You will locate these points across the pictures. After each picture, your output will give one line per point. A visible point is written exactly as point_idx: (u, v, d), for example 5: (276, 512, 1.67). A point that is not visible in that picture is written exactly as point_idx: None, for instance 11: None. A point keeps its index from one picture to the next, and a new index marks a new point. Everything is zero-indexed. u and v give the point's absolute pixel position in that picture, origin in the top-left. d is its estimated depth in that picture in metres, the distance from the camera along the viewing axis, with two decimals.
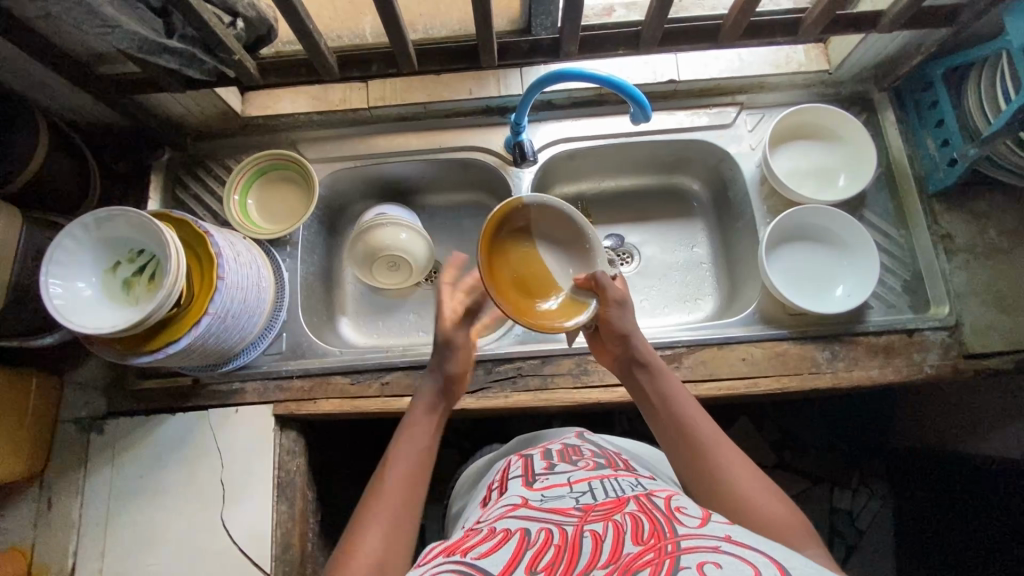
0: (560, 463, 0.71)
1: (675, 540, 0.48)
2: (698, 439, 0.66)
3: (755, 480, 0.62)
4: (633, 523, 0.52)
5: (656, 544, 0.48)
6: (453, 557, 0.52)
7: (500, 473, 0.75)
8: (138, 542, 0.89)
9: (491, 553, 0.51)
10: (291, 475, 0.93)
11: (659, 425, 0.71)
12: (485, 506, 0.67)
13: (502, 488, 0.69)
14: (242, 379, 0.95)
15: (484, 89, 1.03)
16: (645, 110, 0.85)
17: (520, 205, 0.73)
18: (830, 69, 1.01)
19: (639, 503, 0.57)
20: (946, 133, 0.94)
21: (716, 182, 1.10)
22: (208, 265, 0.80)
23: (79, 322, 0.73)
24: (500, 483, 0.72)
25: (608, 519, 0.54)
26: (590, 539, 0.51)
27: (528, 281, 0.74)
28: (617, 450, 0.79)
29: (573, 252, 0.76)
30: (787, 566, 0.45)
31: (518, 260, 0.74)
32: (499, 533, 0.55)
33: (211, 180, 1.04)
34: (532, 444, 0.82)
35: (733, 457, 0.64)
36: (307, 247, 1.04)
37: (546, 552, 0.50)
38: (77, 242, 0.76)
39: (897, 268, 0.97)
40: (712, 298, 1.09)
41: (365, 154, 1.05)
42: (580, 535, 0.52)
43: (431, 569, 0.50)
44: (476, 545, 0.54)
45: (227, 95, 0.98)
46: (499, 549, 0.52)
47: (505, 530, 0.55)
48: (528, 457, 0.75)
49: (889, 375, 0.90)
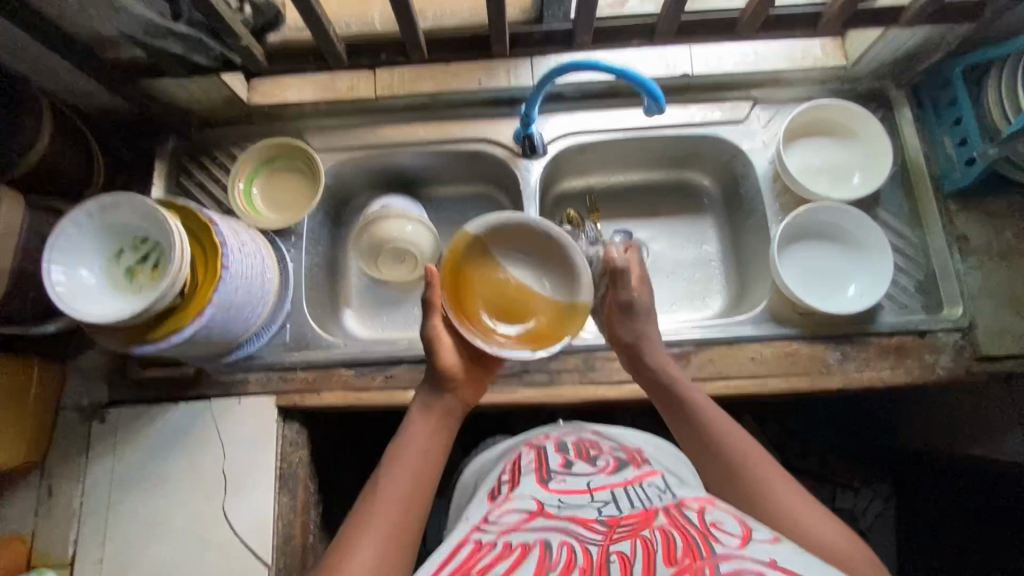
0: (577, 462, 0.70)
1: (712, 563, 0.48)
2: (731, 458, 0.68)
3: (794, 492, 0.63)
4: (664, 540, 0.51)
5: (690, 564, 0.48)
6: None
7: (511, 464, 0.74)
8: (139, 531, 0.89)
9: (512, 573, 0.51)
10: (293, 467, 0.92)
11: (689, 445, 0.72)
12: (494, 500, 0.66)
13: (514, 481, 0.68)
14: (244, 370, 0.94)
15: (493, 79, 0.99)
16: (659, 103, 0.83)
17: (468, 237, 0.75)
18: (848, 65, 0.98)
19: (669, 517, 0.56)
20: (964, 132, 0.92)
21: (727, 178, 1.08)
22: (214, 257, 0.79)
23: (81, 308, 0.72)
24: (511, 476, 0.71)
25: (635, 535, 0.53)
26: (617, 561, 0.51)
27: (509, 304, 0.76)
28: (638, 448, 0.78)
29: (541, 263, 0.76)
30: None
31: (487, 285, 0.76)
32: (518, 549, 0.54)
33: (216, 168, 1.03)
34: (548, 433, 0.81)
35: (769, 470, 0.66)
36: (311, 238, 1.03)
37: (570, 574, 0.50)
38: (80, 227, 0.74)
39: (910, 268, 0.95)
40: (721, 295, 1.07)
41: (372, 144, 1.04)
42: (606, 557, 0.51)
43: None
44: (493, 563, 0.52)
45: (232, 81, 0.95)
46: (520, 564, 0.52)
47: (523, 544, 0.54)
48: (541, 449, 0.75)
49: (900, 376, 0.89)
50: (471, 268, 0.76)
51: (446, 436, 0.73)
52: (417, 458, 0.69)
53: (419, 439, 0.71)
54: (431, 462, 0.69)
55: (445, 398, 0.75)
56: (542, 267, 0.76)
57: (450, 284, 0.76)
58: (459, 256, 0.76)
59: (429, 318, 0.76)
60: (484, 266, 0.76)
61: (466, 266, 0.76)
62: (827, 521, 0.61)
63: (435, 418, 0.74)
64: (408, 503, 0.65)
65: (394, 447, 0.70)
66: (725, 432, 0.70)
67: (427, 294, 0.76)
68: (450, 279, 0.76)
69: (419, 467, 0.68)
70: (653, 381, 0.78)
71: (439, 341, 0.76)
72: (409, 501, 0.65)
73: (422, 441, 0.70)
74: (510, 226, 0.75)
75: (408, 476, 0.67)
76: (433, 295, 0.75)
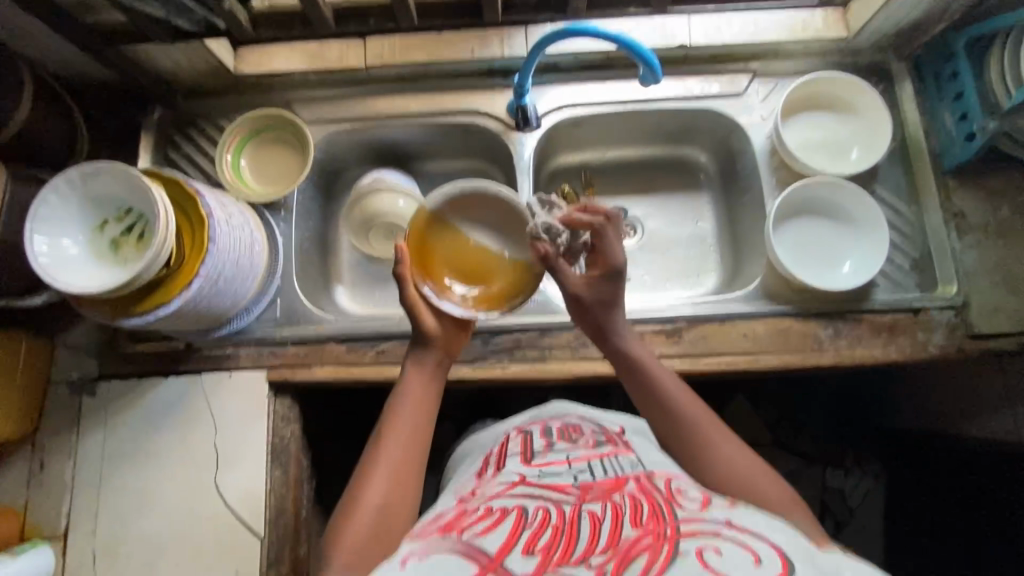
0: (559, 441, 0.71)
1: (673, 525, 0.51)
2: (703, 447, 0.65)
3: (766, 481, 0.63)
4: (632, 504, 0.55)
5: (655, 528, 0.51)
6: (448, 536, 0.54)
7: (499, 445, 0.75)
8: (132, 503, 0.89)
9: (488, 533, 0.53)
10: (285, 442, 0.92)
11: (660, 432, 0.69)
12: (481, 478, 0.67)
13: (498, 462, 0.69)
14: (235, 344, 0.94)
15: (487, 49, 0.98)
16: (655, 73, 0.82)
17: (429, 210, 0.70)
18: (848, 37, 0.96)
19: (638, 483, 0.59)
20: (965, 107, 0.90)
21: (724, 153, 1.07)
22: (201, 229, 0.78)
23: (66, 280, 0.71)
24: (497, 459, 0.71)
25: (607, 499, 0.56)
26: (587, 519, 0.53)
27: (471, 271, 0.71)
28: (619, 429, 0.78)
29: (507, 230, 0.70)
30: (791, 559, 0.48)
31: (451, 253, 0.71)
32: (496, 512, 0.56)
33: (204, 140, 1.01)
34: (538, 417, 0.81)
35: (742, 462, 0.64)
36: (301, 213, 1.01)
37: (543, 533, 0.52)
38: (61, 196, 0.73)
39: (906, 246, 0.95)
40: (715, 273, 1.07)
41: (362, 117, 1.02)
42: (578, 514, 0.54)
43: (426, 548, 0.52)
44: (472, 524, 0.55)
45: (219, 49, 0.93)
46: (496, 526, 0.54)
47: (501, 509, 0.57)
48: (527, 434, 0.75)
49: (893, 354, 0.89)
50: (434, 237, 0.70)
51: (439, 382, 0.74)
52: (411, 416, 0.69)
53: (414, 388, 0.71)
54: (429, 405, 0.71)
55: (434, 353, 0.74)
56: (509, 234, 0.70)
57: (417, 254, 0.71)
58: (425, 224, 0.70)
59: (402, 289, 0.71)
60: (447, 234, 0.70)
61: (428, 237, 0.71)
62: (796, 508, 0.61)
63: (427, 370, 0.73)
64: (410, 447, 0.67)
65: (392, 395, 0.71)
66: (699, 419, 0.67)
67: (396, 269, 0.70)
68: (418, 250, 0.71)
69: (416, 409, 0.69)
70: (624, 361, 0.72)
71: (418, 307, 0.73)
72: (410, 444, 0.67)
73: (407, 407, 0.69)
74: (473, 194, 0.70)
75: (408, 422, 0.68)
76: (404, 270, 0.70)
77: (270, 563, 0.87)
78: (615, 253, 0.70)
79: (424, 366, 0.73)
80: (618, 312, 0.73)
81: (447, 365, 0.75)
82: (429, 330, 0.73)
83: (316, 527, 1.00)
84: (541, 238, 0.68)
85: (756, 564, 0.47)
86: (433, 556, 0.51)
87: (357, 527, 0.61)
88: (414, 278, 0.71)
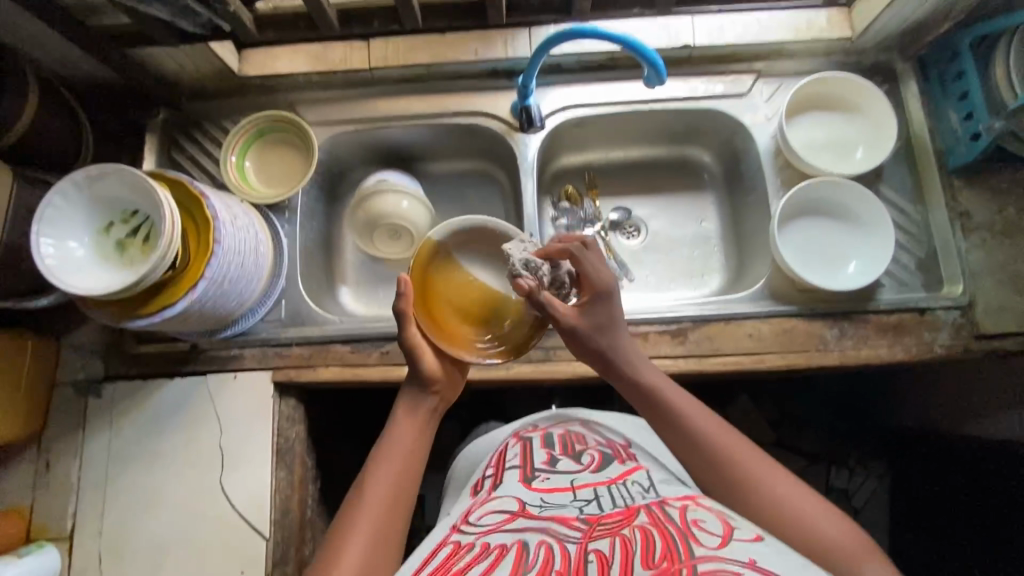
0: (562, 458, 0.71)
1: (688, 565, 0.48)
2: (713, 453, 0.65)
3: (773, 476, 0.63)
4: (643, 539, 0.53)
5: (669, 568, 0.48)
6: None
7: (497, 454, 0.76)
8: (137, 504, 0.89)
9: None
10: (290, 442, 0.92)
11: (671, 446, 0.69)
12: (477, 498, 0.68)
13: (497, 477, 0.70)
14: (240, 345, 0.94)
15: (490, 50, 0.98)
16: (659, 74, 0.82)
17: (434, 244, 0.70)
18: (853, 37, 0.96)
19: (650, 515, 0.57)
20: (970, 106, 0.90)
21: (728, 153, 1.07)
22: (205, 230, 0.78)
23: (71, 281, 0.71)
24: (498, 468, 0.72)
25: (615, 534, 0.54)
26: (595, 561, 0.51)
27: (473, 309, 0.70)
28: (625, 441, 0.78)
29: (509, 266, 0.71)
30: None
31: (454, 292, 0.70)
32: (494, 550, 0.55)
33: (209, 142, 1.01)
34: (536, 424, 0.83)
35: (749, 461, 0.64)
36: (305, 214, 1.01)
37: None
38: (68, 200, 0.73)
39: (912, 245, 0.94)
40: (719, 273, 1.06)
41: (366, 118, 1.02)
42: (584, 556, 0.52)
43: None
44: (468, 568, 0.53)
45: (223, 52, 0.93)
46: (497, 565, 0.53)
47: (500, 546, 0.55)
48: (528, 442, 0.76)
49: (899, 354, 0.89)
50: (436, 275, 0.70)
51: (429, 438, 0.73)
52: (399, 466, 0.68)
53: (403, 442, 0.70)
54: (415, 462, 0.69)
55: (430, 399, 0.73)
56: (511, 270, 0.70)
57: (417, 292, 0.69)
58: (424, 262, 0.70)
59: (404, 329, 0.70)
60: (450, 271, 0.70)
61: (430, 275, 0.70)
62: (806, 496, 0.62)
63: (420, 416, 0.72)
64: (392, 507, 0.65)
65: (378, 449, 0.69)
66: (706, 426, 0.67)
67: (397, 304, 0.68)
68: (417, 286, 0.69)
69: (405, 461, 0.68)
70: (628, 382, 0.72)
71: (421, 348, 0.72)
72: (392, 506, 0.65)
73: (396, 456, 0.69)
74: (473, 229, 0.70)
75: (393, 480, 0.67)
76: (406, 305, 0.68)
77: (275, 564, 0.87)
78: (598, 272, 0.70)
79: (415, 417, 0.72)
80: (614, 330, 0.72)
81: (439, 414, 0.75)
82: (430, 371, 0.72)
83: (321, 527, 1.00)
84: (520, 274, 0.66)
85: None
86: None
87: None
88: (414, 314, 0.69)
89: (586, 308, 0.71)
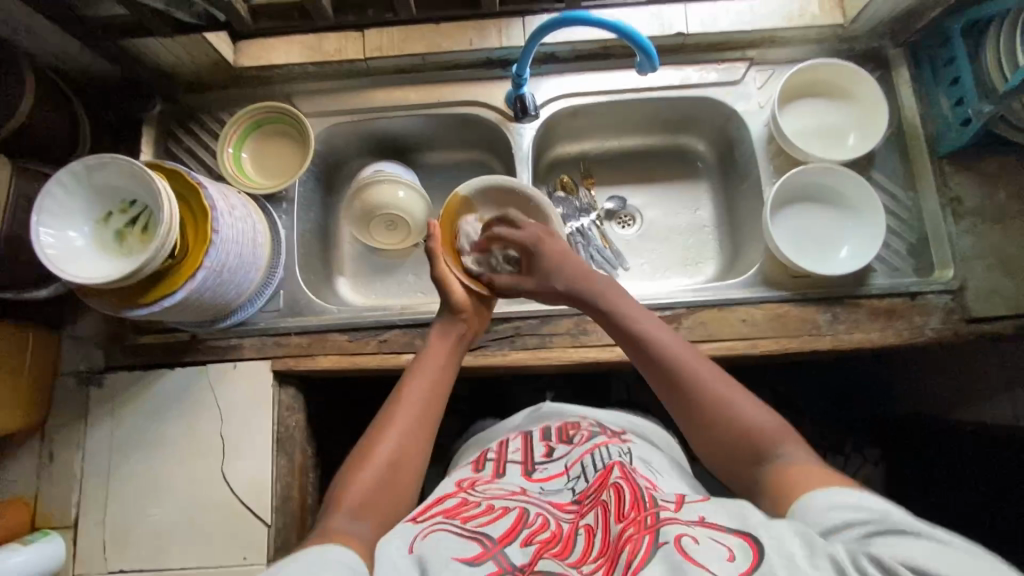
0: (558, 446, 0.71)
1: (654, 512, 0.52)
2: (678, 375, 0.66)
3: (738, 395, 0.63)
4: (616, 496, 0.55)
5: (636, 518, 0.52)
6: (451, 521, 0.56)
7: (497, 445, 0.75)
8: (140, 492, 0.90)
9: (490, 522, 0.55)
10: (290, 431, 0.93)
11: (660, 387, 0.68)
12: (479, 474, 0.68)
13: (498, 467, 0.69)
14: (239, 334, 0.95)
15: (485, 40, 0.99)
16: (652, 60, 0.83)
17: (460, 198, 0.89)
18: (845, 24, 0.97)
19: (622, 471, 0.59)
20: (961, 91, 0.90)
21: (722, 141, 1.08)
22: (202, 219, 0.78)
23: (72, 271, 0.72)
24: (497, 458, 0.72)
25: (597, 504, 0.56)
26: (583, 534, 0.53)
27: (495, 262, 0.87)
28: (619, 428, 0.78)
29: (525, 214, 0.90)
30: (756, 536, 0.48)
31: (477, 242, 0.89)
32: (497, 508, 0.58)
33: (204, 133, 1.02)
34: (540, 420, 0.80)
35: (715, 383, 0.64)
36: (303, 204, 1.02)
37: (541, 535, 0.54)
38: (66, 189, 0.74)
39: (903, 231, 0.96)
40: (713, 261, 1.07)
41: (362, 109, 1.02)
42: (575, 530, 0.54)
43: (429, 527, 0.55)
44: (475, 515, 0.57)
45: (219, 43, 0.94)
46: (497, 520, 0.55)
47: (503, 507, 0.58)
48: (528, 436, 0.75)
49: (890, 338, 0.90)
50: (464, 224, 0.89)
51: (459, 357, 0.77)
52: (424, 389, 0.71)
53: (435, 356, 0.75)
54: (446, 374, 0.74)
55: (458, 326, 0.79)
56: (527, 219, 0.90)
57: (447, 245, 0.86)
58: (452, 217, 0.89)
59: (434, 261, 0.80)
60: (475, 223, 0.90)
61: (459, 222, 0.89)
62: (768, 416, 0.61)
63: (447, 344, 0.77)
64: (427, 406, 0.70)
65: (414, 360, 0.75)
66: (677, 348, 0.67)
67: (429, 244, 0.80)
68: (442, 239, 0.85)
69: (428, 387, 0.71)
70: (597, 313, 0.75)
71: (449, 279, 0.80)
72: (427, 404, 0.70)
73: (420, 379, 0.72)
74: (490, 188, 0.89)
75: (427, 382, 0.72)
76: (436, 244, 0.80)
77: (277, 549, 0.88)
78: (524, 237, 0.82)
79: (446, 338, 0.78)
80: (570, 267, 0.78)
81: (467, 340, 0.80)
82: (458, 300, 0.79)
83: None
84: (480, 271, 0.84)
85: (728, 560, 0.46)
86: (433, 536, 0.54)
87: (360, 485, 0.62)
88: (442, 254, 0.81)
89: (531, 268, 0.81)
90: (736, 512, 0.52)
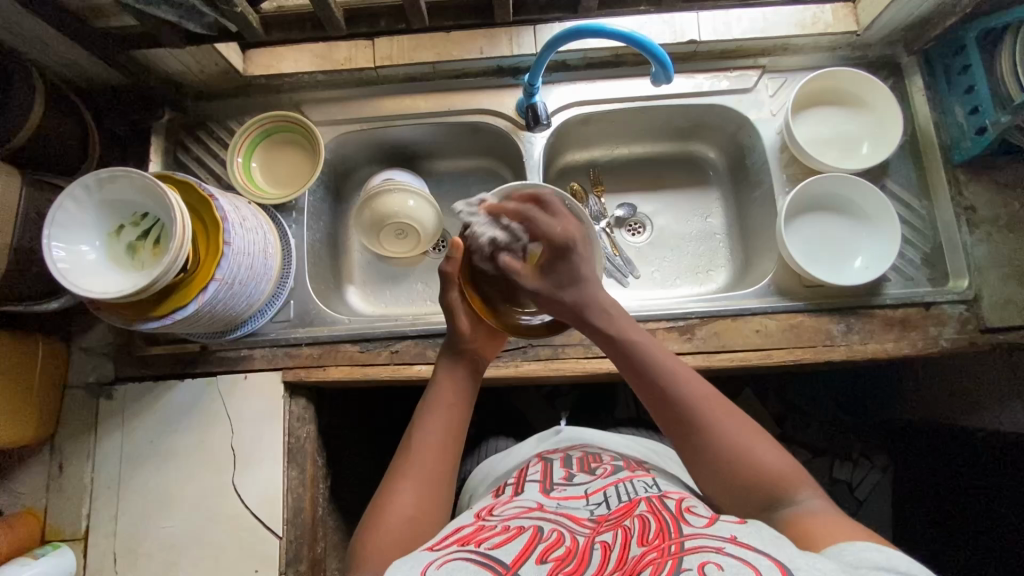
0: (579, 474, 0.70)
1: (678, 542, 0.50)
2: (682, 409, 0.64)
3: (742, 432, 0.62)
4: (640, 525, 0.54)
5: (659, 545, 0.50)
6: (467, 548, 0.54)
7: (518, 472, 0.75)
8: (152, 504, 0.90)
9: (504, 545, 0.54)
10: (301, 442, 0.93)
11: (668, 432, 0.66)
12: (499, 498, 0.68)
13: (518, 487, 0.69)
14: (249, 345, 0.94)
15: (496, 48, 0.98)
16: (667, 71, 0.82)
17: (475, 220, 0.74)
18: (859, 31, 0.96)
19: (648, 505, 0.58)
20: (976, 100, 0.89)
21: (734, 149, 1.07)
22: (215, 231, 0.78)
23: (84, 286, 0.72)
24: (517, 482, 0.72)
25: (618, 526, 0.55)
26: (599, 549, 0.52)
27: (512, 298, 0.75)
28: (639, 458, 0.78)
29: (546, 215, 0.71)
30: (791, 568, 0.46)
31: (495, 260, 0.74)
32: (511, 529, 0.57)
33: (214, 142, 1.01)
34: (555, 445, 0.82)
35: (715, 412, 0.64)
36: (312, 214, 1.02)
37: (556, 550, 0.53)
38: (80, 203, 0.73)
39: (917, 240, 0.95)
40: (725, 269, 1.07)
41: (371, 117, 1.02)
42: (591, 545, 0.53)
43: (445, 557, 0.53)
44: (490, 537, 0.56)
45: (228, 51, 0.93)
46: (511, 541, 0.54)
47: (518, 527, 0.57)
48: (548, 462, 0.75)
49: (905, 348, 0.89)
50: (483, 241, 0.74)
51: (472, 391, 0.76)
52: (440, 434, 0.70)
53: (445, 395, 0.74)
54: (460, 411, 0.73)
55: (464, 362, 0.77)
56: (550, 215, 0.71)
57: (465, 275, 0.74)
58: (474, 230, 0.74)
59: (447, 290, 0.76)
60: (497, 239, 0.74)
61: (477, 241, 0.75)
62: (780, 455, 0.61)
63: (459, 377, 0.76)
64: (442, 452, 0.69)
65: (425, 402, 0.73)
66: (690, 392, 0.65)
67: (445, 266, 0.75)
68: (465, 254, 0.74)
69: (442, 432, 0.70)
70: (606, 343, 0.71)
71: (457, 309, 0.76)
72: (443, 446, 0.69)
73: (431, 423, 0.71)
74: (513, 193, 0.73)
75: (442, 424, 0.71)
76: (452, 270, 0.74)
77: (288, 562, 0.88)
78: (551, 232, 0.69)
79: (456, 377, 0.76)
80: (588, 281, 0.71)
81: (476, 375, 0.78)
82: (464, 332, 0.77)
83: (331, 526, 1.01)
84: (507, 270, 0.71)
85: None
86: (450, 564, 0.51)
87: (381, 539, 0.61)
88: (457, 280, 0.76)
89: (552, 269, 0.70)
90: (773, 541, 0.50)
